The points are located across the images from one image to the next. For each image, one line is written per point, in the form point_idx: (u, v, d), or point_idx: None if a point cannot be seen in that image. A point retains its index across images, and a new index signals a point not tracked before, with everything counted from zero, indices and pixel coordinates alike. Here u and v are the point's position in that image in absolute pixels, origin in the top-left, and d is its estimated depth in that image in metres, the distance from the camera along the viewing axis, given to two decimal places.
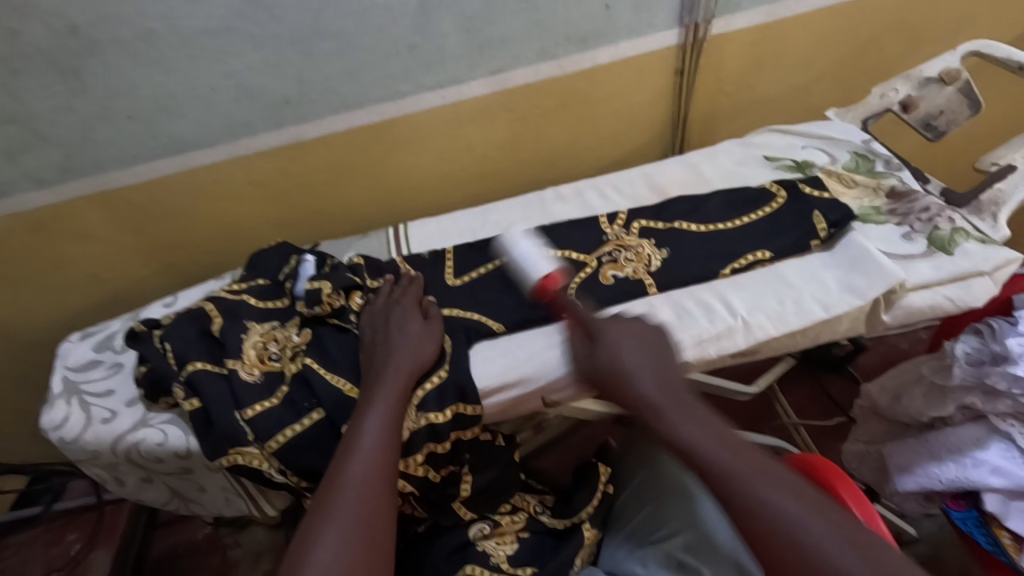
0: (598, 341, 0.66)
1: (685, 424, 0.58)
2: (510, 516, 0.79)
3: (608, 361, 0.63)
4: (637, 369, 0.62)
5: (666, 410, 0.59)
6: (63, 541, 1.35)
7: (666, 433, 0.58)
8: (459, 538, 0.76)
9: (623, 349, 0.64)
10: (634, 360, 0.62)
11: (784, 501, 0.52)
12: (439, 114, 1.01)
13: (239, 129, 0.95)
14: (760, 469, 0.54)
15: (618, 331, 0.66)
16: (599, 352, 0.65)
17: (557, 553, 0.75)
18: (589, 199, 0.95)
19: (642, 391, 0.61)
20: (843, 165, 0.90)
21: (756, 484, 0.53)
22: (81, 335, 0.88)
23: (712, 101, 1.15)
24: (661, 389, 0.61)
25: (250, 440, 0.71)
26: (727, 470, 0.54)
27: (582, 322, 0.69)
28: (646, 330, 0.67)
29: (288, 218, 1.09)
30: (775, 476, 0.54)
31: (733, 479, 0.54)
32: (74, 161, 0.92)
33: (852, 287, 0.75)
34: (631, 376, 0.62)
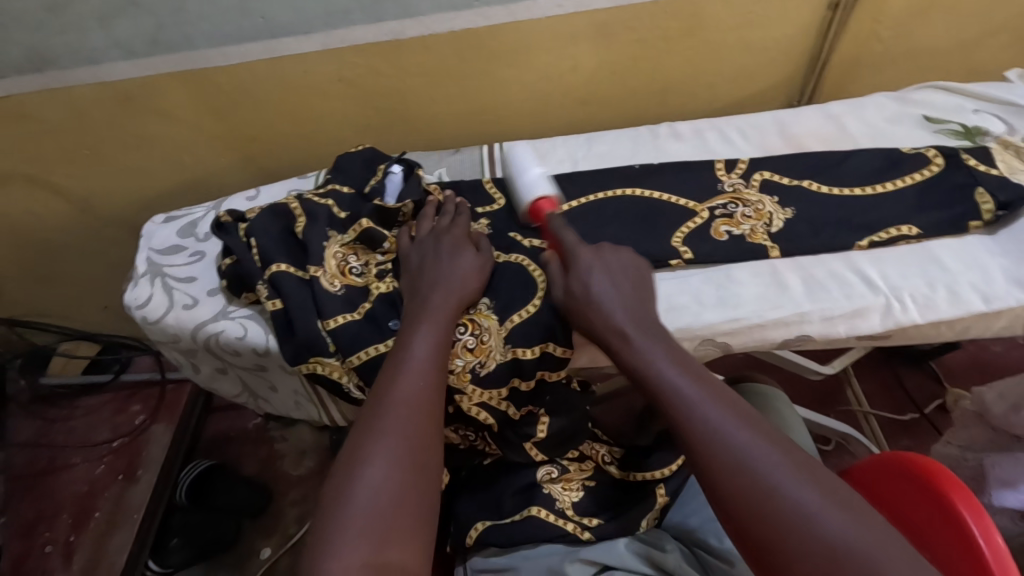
0: (580, 268, 0.66)
1: (643, 348, 0.57)
2: (578, 463, 0.76)
3: (581, 291, 0.64)
4: (606, 297, 0.62)
5: (628, 334, 0.59)
6: (127, 411, 1.42)
7: (627, 358, 0.58)
8: (528, 478, 0.73)
9: (613, 289, 0.63)
10: (633, 306, 0.62)
11: (739, 434, 0.49)
12: (552, 25, 0.91)
13: (335, 17, 0.87)
14: (748, 420, 0.50)
15: (599, 261, 0.66)
16: (599, 278, 0.64)
17: (624, 511, 0.72)
18: (709, 140, 0.85)
19: (612, 315, 0.61)
20: (1023, 137, 0.76)
21: (705, 411, 0.51)
22: (165, 218, 0.87)
23: (859, 46, 1.00)
24: (630, 317, 0.61)
25: (331, 352, 0.69)
26: (685, 393, 0.52)
27: (570, 238, 0.68)
28: (614, 254, 0.67)
29: (370, 121, 1.03)
30: (737, 411, 0.51)
31: (680, 403, 0.52)
32: (164, 33, 0.87)
33: (1022, 280, 0.65)
34: (601, 308, 0.62)
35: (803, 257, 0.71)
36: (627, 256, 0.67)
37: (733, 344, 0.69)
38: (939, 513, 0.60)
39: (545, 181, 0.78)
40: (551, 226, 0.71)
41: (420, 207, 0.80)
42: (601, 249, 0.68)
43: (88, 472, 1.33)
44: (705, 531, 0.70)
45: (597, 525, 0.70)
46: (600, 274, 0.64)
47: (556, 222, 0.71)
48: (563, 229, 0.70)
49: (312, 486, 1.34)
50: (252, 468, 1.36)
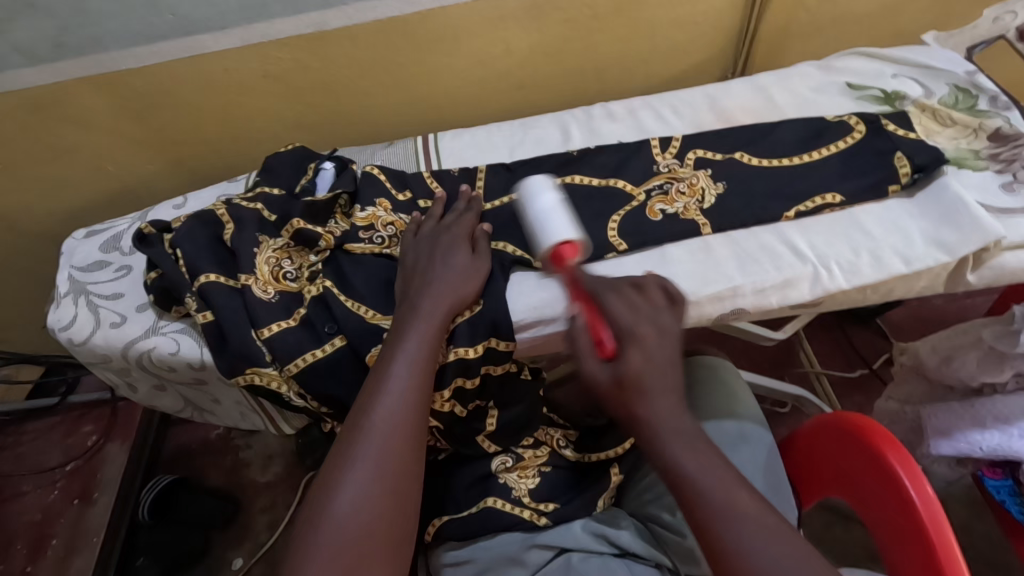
0: (637, 348, 0.55)
1: (677, 449, 0.52)
2: (534, 449, 0.74)
3: (640, 379, 0.53)
4: (652, 380, 0.53)
5: (671, 433, 0.52)
6: (78, 432, 1.36)
7: (662, 456, 0.52)
8: (481, 470, 0.72)
9: (667, 385, 0.54)
10: (681, 415, 0.53)
11: (763, 544, 0.48)
12: (481, 8, 0.89)
13: (253, 11, 0.83)
14: (755, 523, 0.49)
15: (652, 331, 0.56)
16: (661, 360, 0.55)
17: (578, 495, 0.72)
18: (643, 119, 0.85)
19: (648, 413, 0.53)
20: (939, 100, 0.79)
21: (744, 529, 0.49)
22: (86, 233, 0.83)
23: (788, 15, 1.01)
24: (672, 410, 0.53)
25: (267, 361, 0.67)
26: (722, 495, 0.50)
27: (615, 297, 0.59)
28: (644, 296, 0.60)
29: (303, 117, 0.99)
30: (759, 519, 0.49)
31: (713, 508, 0.50)
32: (69, 35, 0.82)
33: (939, 240, 0.67)
34: (641, 394, 0.53)
35: (735, 232, 0.72)
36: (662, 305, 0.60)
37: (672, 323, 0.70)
38: (885, 485, 0.61)
39: (559, 211, 0.66)
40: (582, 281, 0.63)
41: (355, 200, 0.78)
42: (653, 308, 0.59)
43: (41, 499, 1.28)
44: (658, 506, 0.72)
45: (553, 510, 0.70)
46: (655, 354, 0.55)
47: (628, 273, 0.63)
48: (607, 291, 0.60)
49: (278, 492, 1.32)
50: (217, 479, 1.33)
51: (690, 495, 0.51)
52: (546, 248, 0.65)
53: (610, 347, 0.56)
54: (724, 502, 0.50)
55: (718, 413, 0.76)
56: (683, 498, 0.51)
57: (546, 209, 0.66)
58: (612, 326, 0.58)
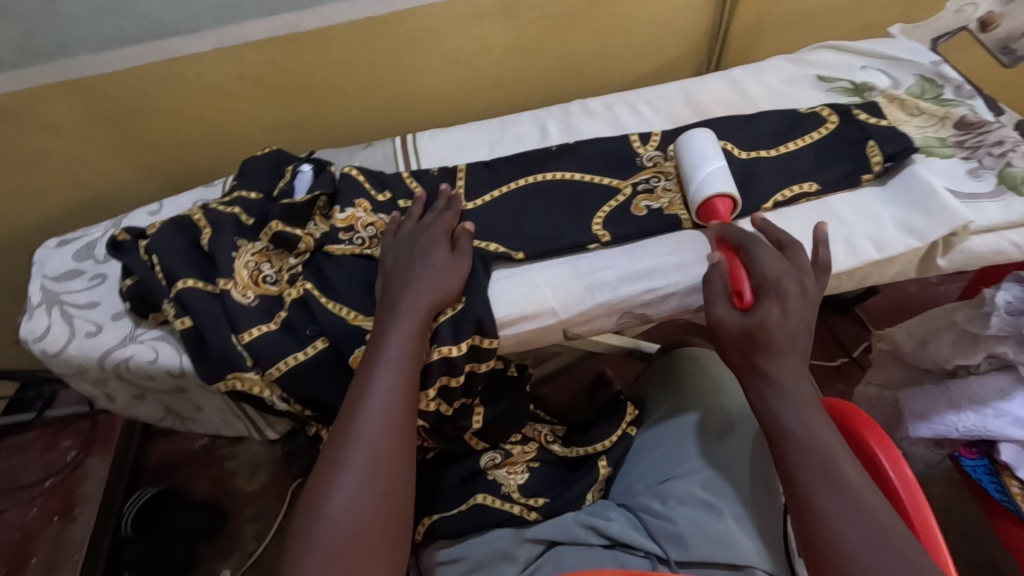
0: (775, 302, 0.59)
1: (785, 409, 0.57)
2: (521, 446, 0.76)
3: (770, 335, 0.58)
4: (779, 335, 0.58)
5: (787, 393, 0.57)
6: (57, 447, 1.33)
7: (764, 405, 0.58)
8: (469, 468, 0.73)
9: (792, 343, 0.58)
10: (796, 376, 0.58)
11: (853, 516, 0.52)
12: (456, 8, 0.89)
13: (226, 13, 0.83)
14: (852, 480, 0.53)
15: (795, 290, 0.60)
16: (795, 324, 0.59)
17: (567, 488, 0.72)
18: (620, 114, 0.86)
19: (770, 368, 0.58)
20: (906, 90, 0.80)
21: (840, 489, 0.53)
22: (59, 241, 0.81)
23: (759, 10, 1.03)
24: (791, 369, 0.58)
25: (248, 365, 0.66)
26: (824, 459, 0.54)
27: (766, 250, 0.63)
28: (795, 255, 0.64)
29: (279, 120, 0.98)
30: (856, 486, 0.53)
31: (819, 476, 0.54)
32: (37, 40, 0.80)
33: (911, 227, 0.69)
34: (767, 344, 0.58)
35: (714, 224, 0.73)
36: (808, 266, 0.63)
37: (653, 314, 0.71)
38: (861, 464, 0.63)
39: (721, 172, 0.70)
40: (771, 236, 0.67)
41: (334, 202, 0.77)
42: (797, 268, 0.62)
43: (19, 517, 1.25)
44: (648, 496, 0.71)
45: (543, 504, 0.71)
46: (791, 313, 0.59)
47: (774, 229, 0.67)
48: (757, 242, 0.64)
49: (266, 500, 1.30)
50: (203, 490, 1.31)
51: (784, 442, 0.56)
52: (696, 205, 0.71)
53: (749, 298, 0.62)
54: (826, 457, 0.54)
55: (700, 404, 0.76)
56: (776, 443, 0.57)
57: (711, 172, 0.70)
58: (753, 279, 0.63)
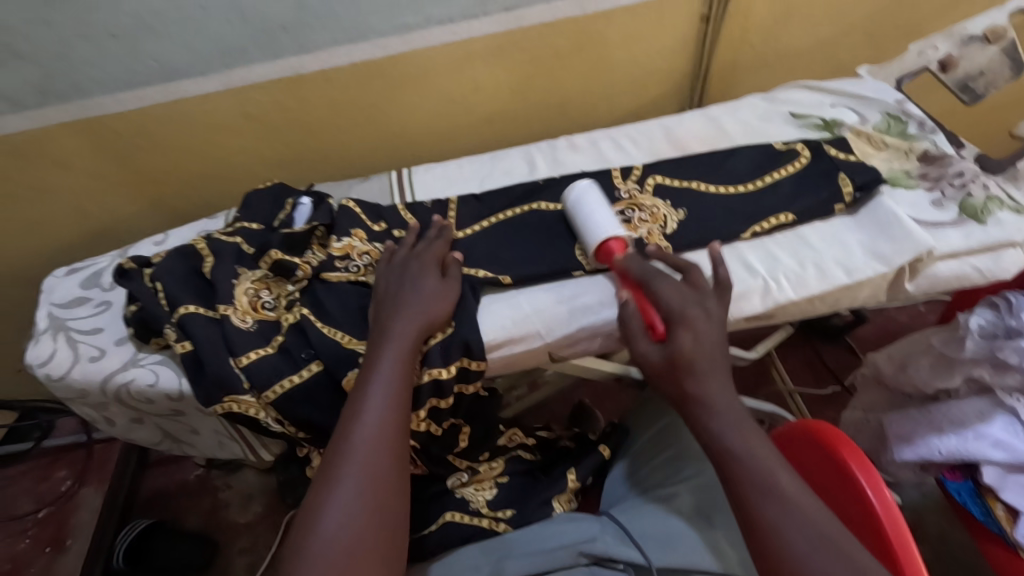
0: (687, 331, 0.63)
1: (723, 426, 0.59)
2: (489, 463, 0.78)
3: (691, 358, 0.62)
4: (710, 352, 0.62)
5: (719, 412, 0.60)
6: (52, 477, 1.34)
7: (705, 429, 0.60)
8: (439, 487, 0.75)
9: (715, 365, 0.62)
10: (733, 403, 0.61)
11: (801, 523, 0.54)
12: (449, 51, 0.95)
13: (233, 57, 0.88)
14: (779, 486, 0.56)
15: (700, 314, 0.64)
16: (712, 342, 0.63)
17: (536, 498, 0.74)
18: (604, 149, 0.90)
19: (700, 391, 0.61)
20: (873, 126, 0.85)
21: (779, 496, 0.55)
22: (67, 270, 0.85)
23: (735, 53, 1.09)
24: (723, 393, 0.61)
25: (245, 389, 0.69)
26: (759, 470, 0.57)
27: (665, 282, 0.67)
28: (699, 287, 0.67)
29: (280, 155, 1.03)
30: (797, 496, 0.55)
31: (754, 484, 0.56)
32: (54, 83, 0.85)
33: (878, 253, 0.72)
34: (700, 361, 0.62)
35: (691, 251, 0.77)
36: (720, 296, 0.67)
37: None
38: (843, 489, 0.63)
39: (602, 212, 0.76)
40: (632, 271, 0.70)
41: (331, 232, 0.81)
42: (699, 292, 0.67)
43: (10, 548, 1.24)
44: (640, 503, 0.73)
45: (510, 516, 0.73)
46: (703, 336, 0.63)
47: (669, 258, 0.71)
48: (656, 277, 0.68)
49: (259, 531, 1.30)
50: (196, 521, 1.31)
51: (724, 458, 0.58)
52: (592, 247, 0.74)
53: (661, 328, 0.65)
54: (765, 472, 0.56)
55: None
56: (724, 465, 0.58)
57: (592, 211, 0.75)
58: (660, 309, 0.66)
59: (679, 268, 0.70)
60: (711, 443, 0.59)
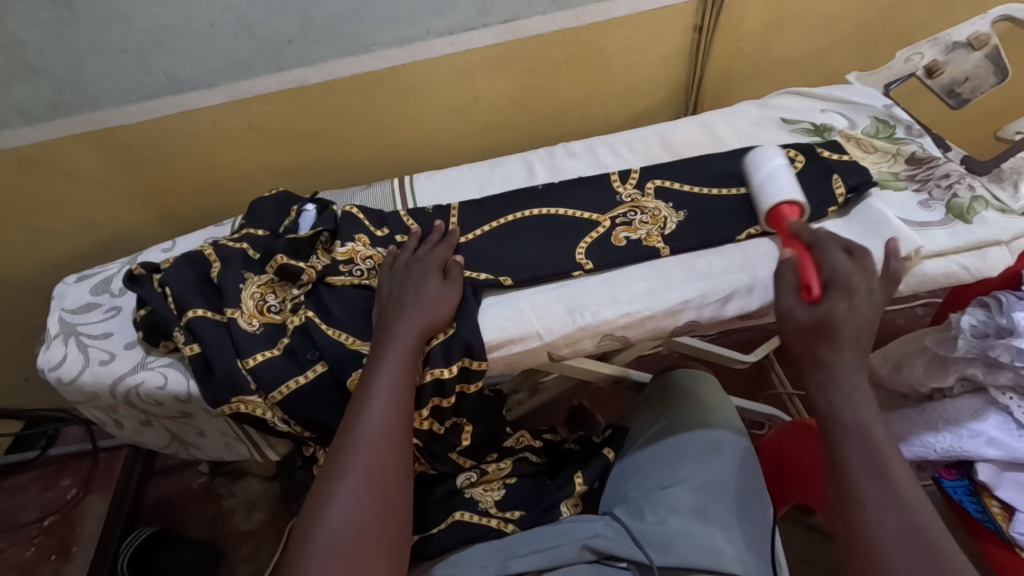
0: (842, 299, 0.64)
1: (837, 395, 0.61)
2: (496, 464, 0.80)
3: (838, 325, 0.63)
4: (861, 327, 0.63)
5: (843, 383, 0.62)
6: (57, 485, 1.35)
7: (824, 396, 0.62)
8: (447, 487, 0.77)
9: (860, 338, 0.63)
10: (863, 380, 0.62)
11: (888, 506, 0.55)
12: (449, 62, 0.97)
13: (239, 70, 0.91)
14: (882, 468, 0.57)
15: (863, 290, 0.65)
16: (863, 316, 0.64)
17: (542, 501, 0.76)
18: (601, 156, 0.92)
19: (831, 358, 0.63)
20: (862, 130, 0.88)
21: (885, 477, 0.56)
22: (77, 277, 0.87)
23: (728, 61, 1.12)
24: (855, 367, 0.63)
25: (252, 389, 0.70)
26: (867, 449, 0.58)
27: (837, 252, 0.68)
28: (868, 263, 0.68)
29: (284, 165, 1.06)
30: (904, 482, 0.56)
31: (863, 459, 0.58)
32: (66, 96, 0.88)
33: (867, 252, 0.74)
34: (860, 332, 0.64)
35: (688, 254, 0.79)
36: (886, 280, 0.68)
37: (632, 336, 0.76)
38: None
39: (784, 174, 0.77)
40: (795, 229, 0.72)
41: (334, 237, 0.83)
42: (869, 272, 0.67)
43: (16, 556, 1.25)
44: (639, 503, 0.73)
45: (518, 518, 0.75)
46: (858, 308, 0.64)
47: (840, 237, 0.71)
48: (827, 244, 0.69)
49: (264, 538, 1.31)
50: (201, 528, 1.32)
51: (834, 426, 0.60)
52: (767, 210, 0.77)
53: (817, 290, 0.67)
54: (872, 449, 0.58)
55: (692, 425, 0.78)
56: (829, 432, 0.61)
57: (773, 170, 0.78)
58: (821, 274, 0.68)
59: (835, 237, 0.70)
60: (825, 413, 0.61)
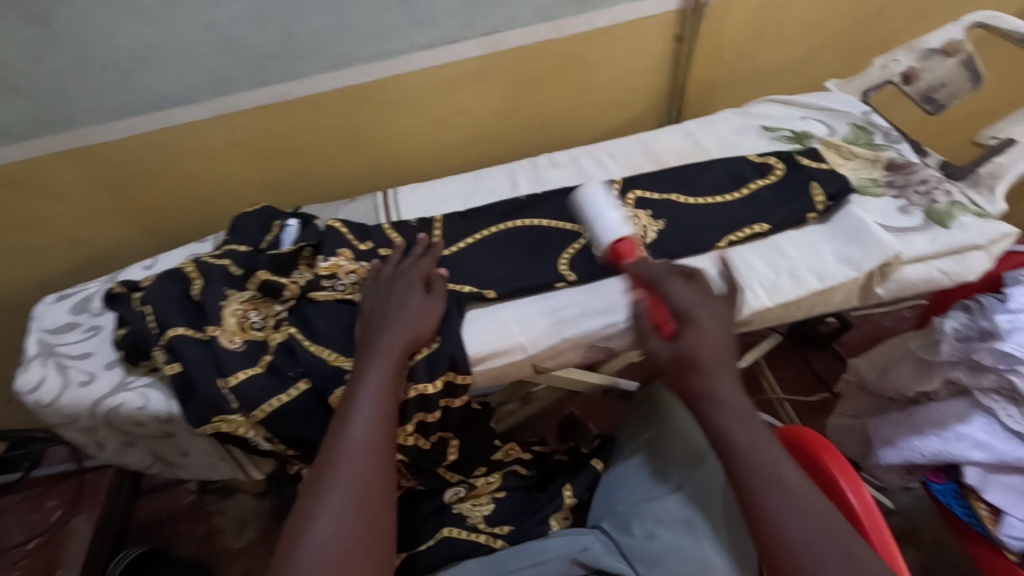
0: (693, 329, 0.65)
1: (731, 420, 0.60)
2: (485, 477, 0.80)
3: (698, 356, 0.64)
4: (711, 345, 0.65)
5: (726, 405, 0.61)
6: (42, 507, 1.33)
7: (714, 424, 0.61)
8: (436, 503, 0.77)
9: (719, 364, 0.64)
10: (738, 394, 0.62)
11: (799, 514, 0.54)
12: (432, 75, 0.98)
13: (221, 86, 0.91)
14: (778, 479, 0.56)
15: (709, 315, 0.67)
16: (714, 339, 0.65)
17: (533, 514, 0.75)
18: (584, 166, 0.93)
19: (708, 386, 0.62)
20: (842, 137, 0.89)
21: (783, 488, 0.56)
22: (58, 297, 0.86)
23: (710, 70, 1.13)
24: (728, 386, 0.62)
25: (233, 408, 0.69)
26: (763, 462, 0.57)
27: (677, 283, 0.70)
28: (703, 289, 0.70)
29: (269, 180, 1.05)
30: (801, 486, 0.56)
31: (758, 473, 0.57)
32: (45, 114, 0.87)
33: (847, 258, 0.75)
34: (704, 356, 0.64)
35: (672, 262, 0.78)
36: (729, 303, 0.70)
37: (616, 347, 0.76)
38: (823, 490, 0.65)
39: (618, 215, 0.78)
40: (643, 274, 0.73)
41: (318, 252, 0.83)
42: (708, 297, 0.69)
43: None
44: (630, 516, 0.72)
45: (507, 531, 0.73)
46: (708, 333, 0.65)
47: (680, 263, 0.73)
48: (667, 278, 0.70)
49: (254, 556, 1.29)
50: (190, 548, 1.30)
51: (729, 451, 0.59)
52: (604, 248, 0.77)
53: (670, 328, 0.69)
54: (773, 466, 0.57)
55: (678, 434, 0.78)
56: (730, 461, 0.59)
57: (609, 220, 0.78)
58: (672, 311, 0.70)
59: (682, 269, 0.72)
60: (717, 440, 0.60)
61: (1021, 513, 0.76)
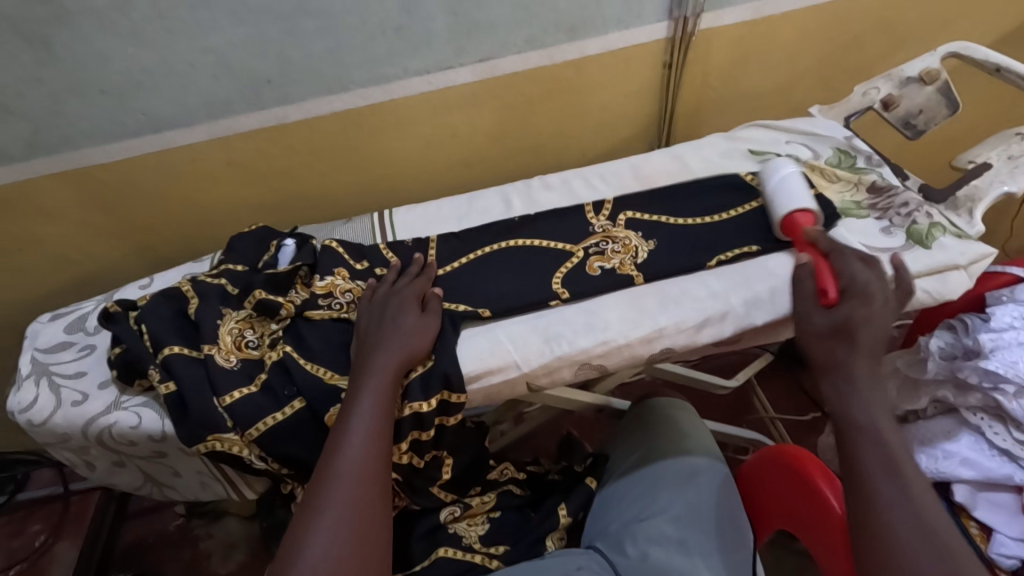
0: (862, 305, 0.68)
1: (857, 399, 0.63)
2: (481, 497, 0.79)
3: (857, 331, 0.66)
4: (866, 331, 0.66)
5: (859, 386, 0.63)
6: (25, 532, 1.30)
7: (844, 402, 0.63)
8: (431, 523, 0.76)
9: (873, 344, 0.66)
10: (874, 385, 0.64)
11: (909, 511, 0.56)
12: (427, 99, 1.00)
13: (217, 109, 0.92)
14: (891, 472, 0.58)
15: (875, 309, 0.68)
16: (875, 325, 0.67)
17: (527, 536, 0.75)
18: (576, 187, 0.95)
19: (847, 361, 0.65)
20: (826, 160, 0.91)
21: (896, 481, 0.57)
22: (51, 316, 0.86)
23: (697, 95, 1.16)
24: (866, 371, 0.65)
25: (229, 427, 0.70)
26: (883, 457, 0.59)
27: (855, 260, 0.72)
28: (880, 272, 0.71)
29: (265, 200, 1.06)
30: (920, 486, 0.57)
31: (879, 461, 0.59)
32: (43, 136, 0.89)
33: None
34: (860, 329, 0.66)
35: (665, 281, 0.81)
36: (892, 300, 0.70)
37: (608, 365, 0.76)
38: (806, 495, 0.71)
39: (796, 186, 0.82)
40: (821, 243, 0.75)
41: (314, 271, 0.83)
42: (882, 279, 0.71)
43: None
44: (621, 535, 0.72)
45: (503, 552, 0.74)
46: (875, 315, 0.67)
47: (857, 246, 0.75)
48: (842, 251, 0.73)
49: None
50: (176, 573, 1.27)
51: (852, 428, 0.62)
52: (784, 217, 0.81)
53: (833, 294, 0.71)
54: (892, 457, 0.59)
55: (665, 454, 0.79)
56: (847, 436, 0.62)
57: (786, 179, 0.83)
58: (840, 280, 0.71)
59: (857, 254, 0.73)
60: (838, 416, 0.63)
61: (1010, 531, 0.77)
